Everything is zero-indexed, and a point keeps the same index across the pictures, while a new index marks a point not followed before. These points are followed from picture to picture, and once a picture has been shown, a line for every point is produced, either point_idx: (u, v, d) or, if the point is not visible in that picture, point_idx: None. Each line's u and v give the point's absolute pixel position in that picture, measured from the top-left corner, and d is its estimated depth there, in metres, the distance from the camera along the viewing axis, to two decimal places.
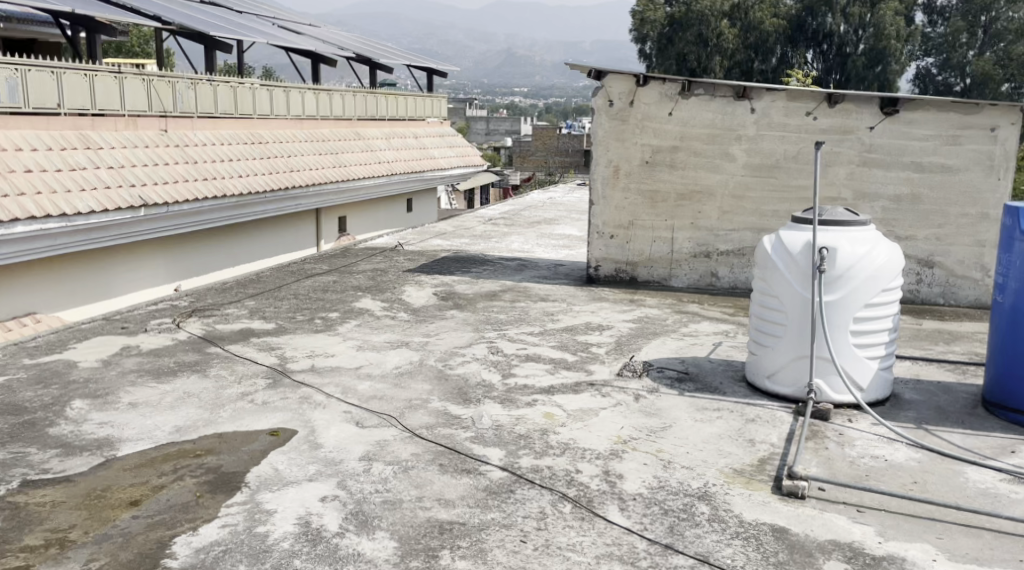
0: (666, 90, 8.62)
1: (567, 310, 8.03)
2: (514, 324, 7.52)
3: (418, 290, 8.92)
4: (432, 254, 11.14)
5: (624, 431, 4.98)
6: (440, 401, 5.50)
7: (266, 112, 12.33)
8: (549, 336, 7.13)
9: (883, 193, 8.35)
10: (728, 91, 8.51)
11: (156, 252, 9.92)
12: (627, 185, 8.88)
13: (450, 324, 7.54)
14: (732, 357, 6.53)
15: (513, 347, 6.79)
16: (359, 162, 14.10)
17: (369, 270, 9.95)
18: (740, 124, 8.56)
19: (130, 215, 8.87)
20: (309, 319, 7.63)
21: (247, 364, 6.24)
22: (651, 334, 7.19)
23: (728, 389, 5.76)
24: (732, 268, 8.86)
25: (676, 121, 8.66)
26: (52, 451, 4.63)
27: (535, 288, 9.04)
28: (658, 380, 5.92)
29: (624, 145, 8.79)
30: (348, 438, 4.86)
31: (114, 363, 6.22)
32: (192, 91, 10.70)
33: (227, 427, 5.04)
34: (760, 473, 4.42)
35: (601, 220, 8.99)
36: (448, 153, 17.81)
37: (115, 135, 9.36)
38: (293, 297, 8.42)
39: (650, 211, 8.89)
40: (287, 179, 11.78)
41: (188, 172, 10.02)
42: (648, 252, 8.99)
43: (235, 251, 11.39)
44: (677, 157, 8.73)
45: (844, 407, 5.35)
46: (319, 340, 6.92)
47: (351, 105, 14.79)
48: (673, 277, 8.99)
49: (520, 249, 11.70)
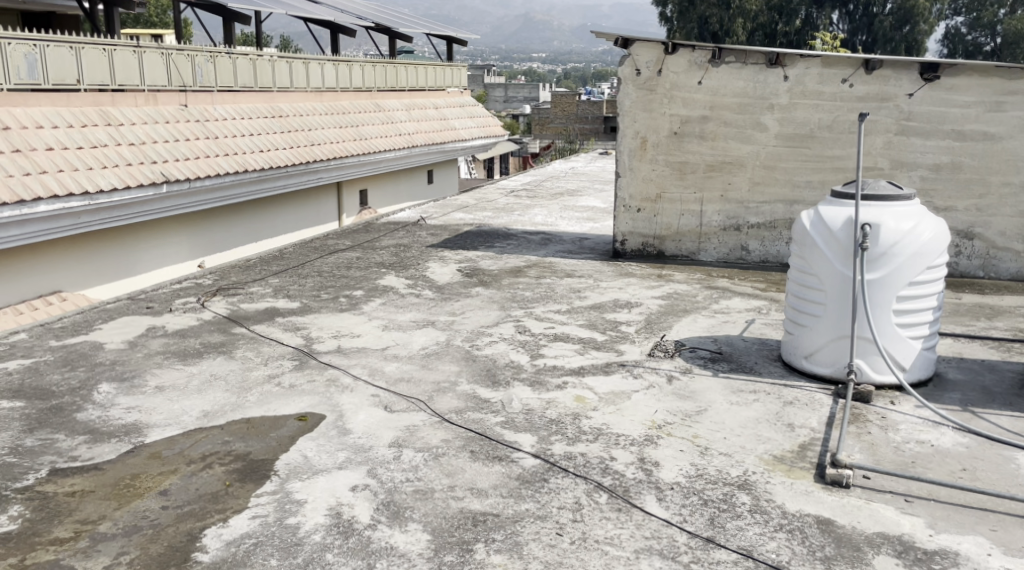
0: (696, 58, 8.36)
1: (594, 287, 7.88)
2: (541, 302, 7.39)
3: (442, 266, 8.80)
4: (455, 228, 11.01)
5: (658, 415, 4.86)
6: (469, 384, 5.40)
7: (286, 85, 12.15)
8: (577, 314, 7.00)
9: (922, 162, 8.07)
10: (760, 58, 8.24)
11: (179, 229, 9.86)
12: (655, 157, 8.68)
13: (476, 302, 7.42)
14: (766, 336, 6.37)
15: (541, 326, 6.67)
16: (380, 134, 13.92)
17: (392, 245, 9.84)
18: (773, 92, 8.29)
19: (152, 192, 8.77)
20: (333, 297, 7.54)
21: (273, 345, 6.17)
22: (681, 312, 7.04)
23: (763, 369, 5.62)
24: (763, 241, 8.65)
25: (706, 90, 8.41)
26: (80, 438, 4.57)
27: (562, 263, 8.90)
28: (691, 360, 5.78)
29: (651, 116, 8.57)
30: (377, 423, 4.77)
31: (140, 344, 6.16)
32: (211, 64, 10.55)
33: (254, 411, 4.96)
34: (801, 460, 4.29)
35: (627, 193, 8.83)
36: (469, 124, 17.55)
37: (136, 110, 9.24)
38: (317, 275, 8.33)
39: (679, 183, 8.70)
40: (308, 153, 11.63)
41: (209, 148, 9.87)
42: (676, 225, 8.82)
43: (258, 226, 11.31)
44: (706, 127, 8.49)
45: (885, 388, 5.19)
46: (344, 320, 6.84)
47: (371, 76, 14.57)
48: (702, 250, 8.82)
49: (544, 222, 11.52)
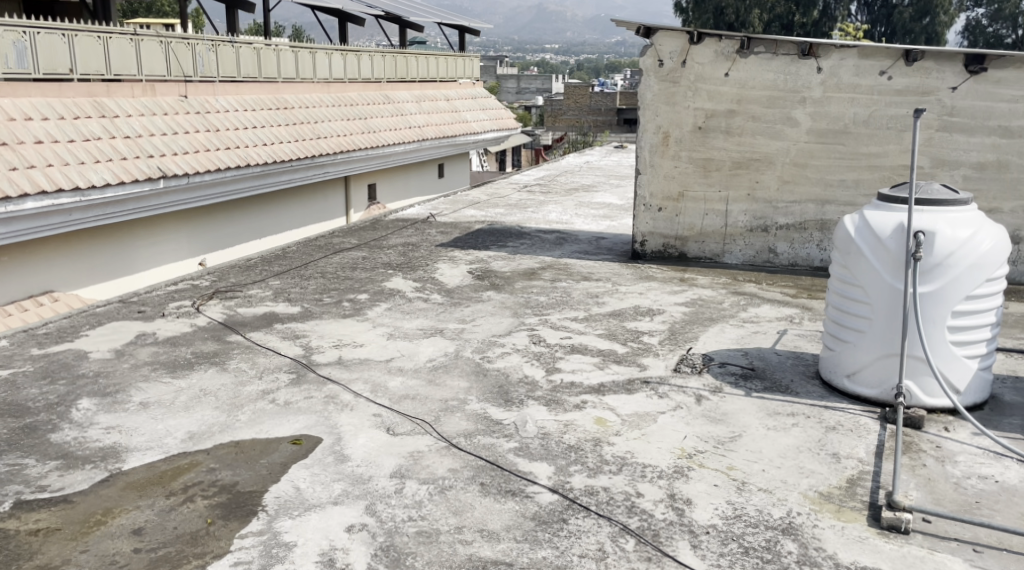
0: (722, 48, 7.88)
1: (613, 292, 7.42)
2: (556, 309, 6.94)
3: (452, 267, 8.36)
4: (466, 226, 10.55)
5: (688, 442, 4.41)
6: (480, 403, 4.96)
7: (292, 75, 11.70)
8: (595, 323, 6.54)
9: (965, 161, 7.56)
10: (791, 49, 7.74)
11: (179, 226, 9.46)
12: (678, 153, 8.20)
13: (488, 308, 6.97)
14: (800, 350, 5.90)
15: (557, 336, 6.22)
16: (389, 127, 13.47)
17: (400, 244, 9.41)
18: (805, 85, 7.79)
19: (148, 187, 8.35)
20: (336, 301, 7.12)
21: (269, 356, 5.74)
22: (707, 321, 6.57)
23: (801, 389, 5.16)
24: (792, 244, 8.16)
25: (733, 83, 7.93)
26: (51, 464, 4.15)
27: (578, 265, 8.43)
28: (720, 377, 5.31)
29: (674, 109, 8.09)
30: (378, 448, 4.34)
31: (127, 354, 5.74)
32: (213, 53, 10.11)
33: (244, 433, 4.53)
34: (851, 499, 3.84)
35: (648, 191, 8.36)
36: (481, 116, 17.06)
37: (132, 101, 8.81)
38: (320, 276, 7.91)
39: (703, 181, 8.22)
40: (314, 146, 11.19)
41: (210, 141, 9.44)
42: (699, 225, 8.35)
43: (262, 222, 10.89)
44: (733, 122, 8.00)
45: (938, 413, 4.73)
46: (347, 327, 6.41)
47: (380, 66, 14.11)
48: (727, 252, 8.35)
49: (558, 220, 11.06)
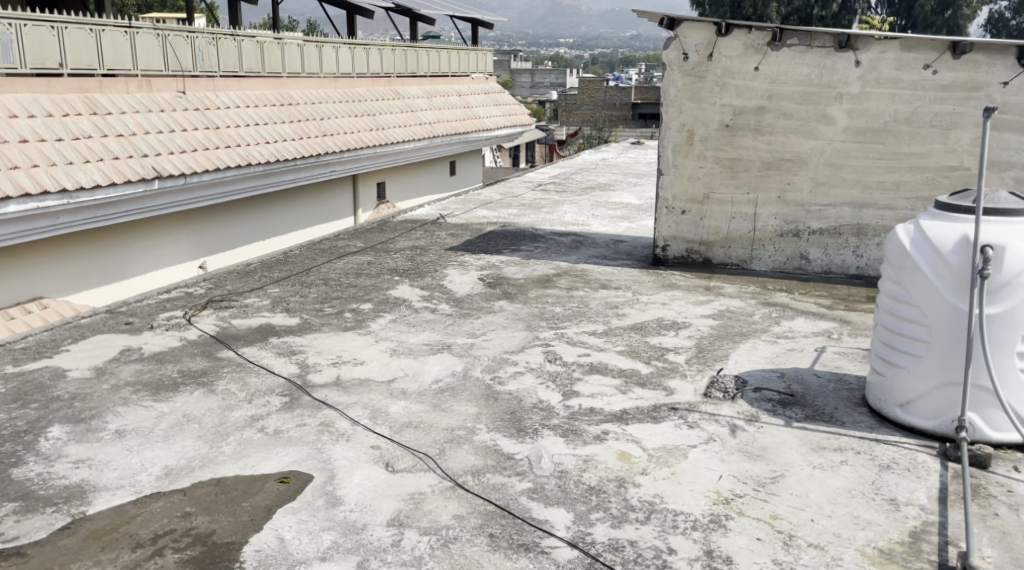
0: (752, 40, 7.35)
1: (634, 302, 6.92)
2: (573, 321, 6.45)
3: (461, 274, 7.88)
4: (477, 227, 10.08)
5: (724, 483, 3.91)
6: (489, 432, 4.47)
7: (297, 70, 11.23)
8: (615, 338, 6.04)
9: (1016, 162, 7.01)
10: (827, 41, 7.19)
11: (177, 228, 9.03)
12: (703, 153, 7.69)
13: (499, 320, 6.50)
14: (842, 371, 5.38)
15: (574, 353, 5.73)
16: (399, 123, 12.98)
17: (407, 247, 8.95)
18: (842, 80, 7.25)
19: (142, 188, 7.90)
20: (337, 312, 6.66)
21: (262, 375, 5.28)
22: (737, 336, 6.05)
23: (847, 418, 4.65)
24: (825, 250, 7.63)
25: (764, 78, 7.40)
26: (8, 507, 3.70)
27: (596, 272, 7.93)
28: (756, 404, 4.81)
29: (700, 106, 7.58)
30: (375, 489, 3.87)
31: (108, 372, 5.29)
32: (214, 47, 9.65)
33: (227, 469, 4.06)
34: (916, 559, 3.35)
35: (671, 193, 7.86)
36: (494, 112, 16.54)
37: (127, 97, 8.35)
38: (322, 283, 7.45)
39: (730, 183, 7.71)
40: (320, 144, 10.72)
41: (209, 139, 8.99)
42: (725, 230, 7.84)
43: (266, 224, 10.45)
44: (763, 120, 7.48)
45: (1004, 448, 4.24)
46: (347, 341, 5.95)
47: (390, 60, 13.61)
48: (755, 259, 7.84)
49: (573, 221, 10.56)
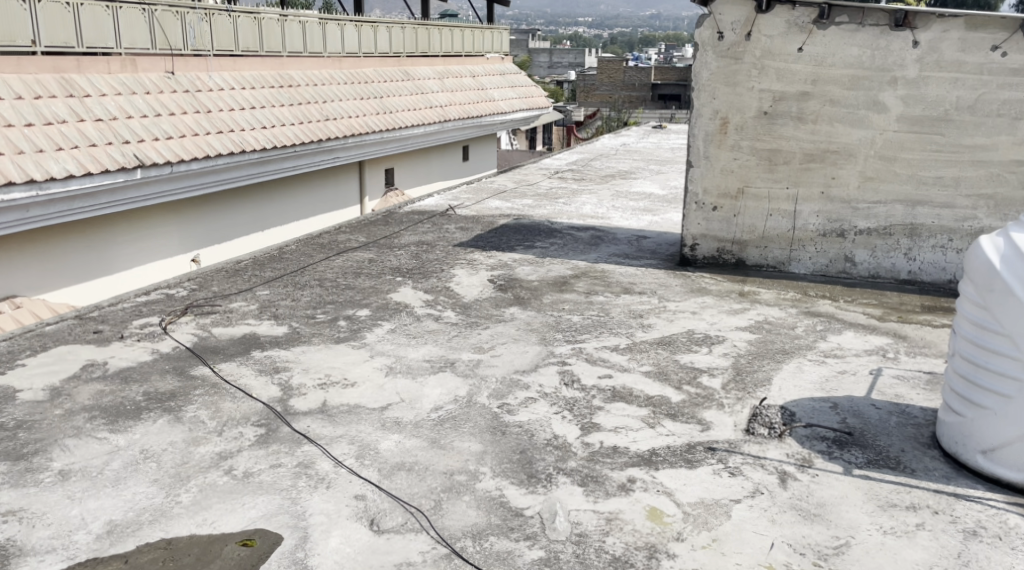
0: (796, 17, 6.65)
1: (661, 311, 6.22)
2: (593, 333, 5.76)
3: (470, 275, 7.20)
4: (489, 220, 9.40)
5: (776, 555, 3.24)
6: (495, 478, 3.81)
7: (299, 49, 10.51)
8: (640, 355, 5.35)
9: None
10: (882, 18, 6.47)
11: (166, 219, 8.40)
12: (737, 143, 6.99)
13: (510, 331, 5.82)
14: (904, 401, 4.66)
15: (594, 374, 5.05)
16: (408, 107, 12.25)
17: (413, 243, 8.28)
18: (896, 62, 6.50)
19: (122, 178, 7.24)
20: (331, 320, 6.00)
21: (238, 398, 4.63)
22: (779, 354, 5.34)
23: (917, 464, 3.95)
24: (873, 252, 6.89)
25: (808, 59, 6.68)
26: None
27: (617, 274, 7.22)
28: (809, 444, 4.11)
29: (735, 91, 6.89)
30: (357, 557, 3.23)
31: (64, 393, 4.65)
32: (207, 24, 8.95)
33: (181, 525, 3.42)
34: None
35: (701, 186, 7.17)
36: (510, 94, 15.76)
37: (107, 78, 7.67)
38: (318, 285, 6.80)
39: (767, 176, 7.00)
40: (321, 129, 10.03)
41: (199, 123, 8.32)
42: (761, 228, 7.14)
43: (263, 214, 9.80)
44: (806, 107, 6.76)
45: None
46: (339, 356, 5.30)
47: (399, 39, 12.87)
48: (794, 260, 7.12)
49: (592, 213, 9.85)
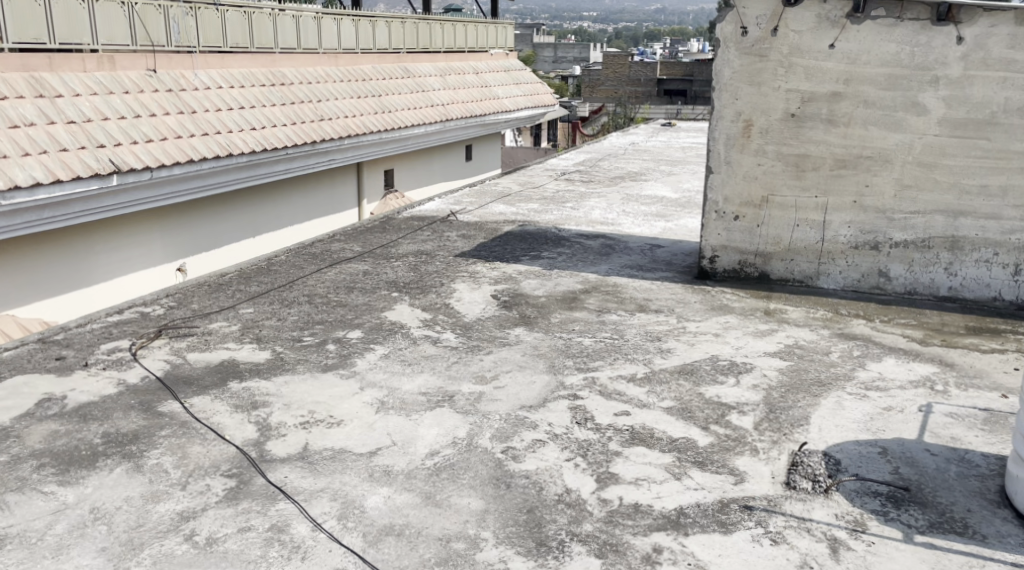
0: (828, 11, 6.10)
1: (681, 333, 5.68)
2: (607, 360, 5.21)
3: (472, 290, 6.66)
4: (493, 226, 8.85)
5: None
6: (498, 547, 3.28)
7: (292, 45, 9.97)
8: (661, 387, 4.80)
9: None
10: (922, 12, 5.91)
11: (147, 226, 7.87)
12: (761, 148, 6.47)
13: (515, 357, 5.28)
14: (962, 446, 4.10)
15: (610, 409, 4.51)
16: (408, 105, 11.70)
17: (411, 253, 7.74)
18: (938, 60, 5.94)
19: (96, 185, 6.71)
20: (319, 343, 5.47)
21: (209, 441, 4.10)
22: (815, 387, 4.79)
23: (988, 529, 3.40)
24: (910, 266, 6.33)
25: (840, 57, 6.13)
26: None
27: (631, 289, 6.68)
28: (861, 503, 3.56)
29: (760, 91, 6.36)
30: None
31: (12, 436, 4.13)
32: (192, 18, 8.42)
33: None
34: None
35: (722, 194, 6.65)
36: (514, 92, 15.20)
37: (82, 77, 7.14)
38: (307, 301, 6.27)
39: (794, 184, 6.46)
40: (315, 130, 9.50)
41: (183, 125, 7.79)
42: (787, 239, 6.60)
43: (254, 220, 9.26)
44: (837, 109, 6.22)
45: None
46: (325, 388, 4.76)
47: (399, 35, 12.31)
48: (823, 274, 6.58)
49: (602, 219, 9.30)
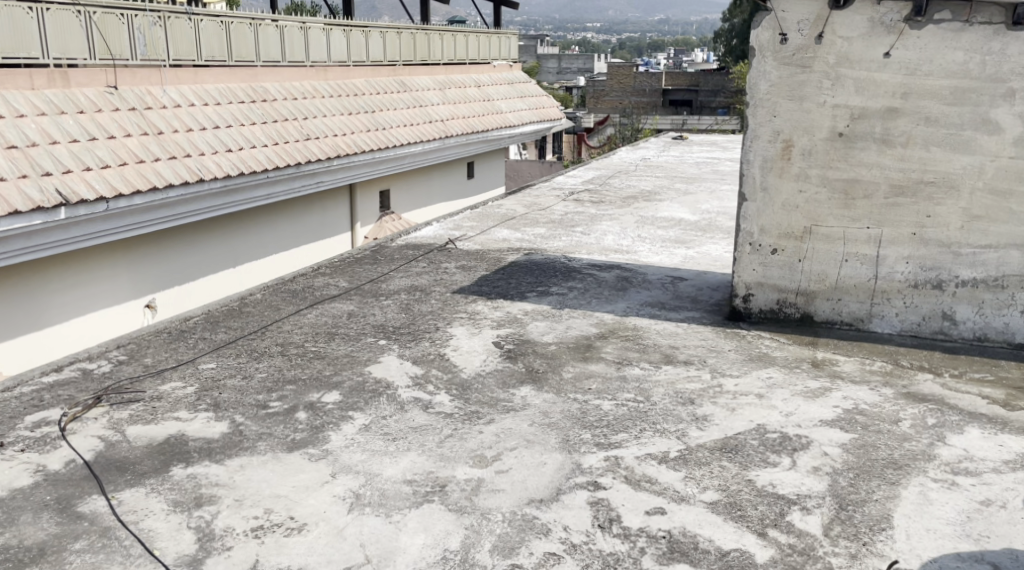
0: (882, 14, 5.23)
1: (717, 394, 4.78)
2: (632, 432, 4.32)
3: (471, 335, 5.79)
4: (496, 255, 7.99)
5: None
6: None
7: (275, 58, 9.15)
8: (700, 471, 3.91)
9: None
10: (996, 14, 5.02)
11: (109, 260, 7.03)
12: (803, 171, 5.61)
13: (521, 427, 4.40)
14: None
15: (641, 505, 3.62)
16: (404, 121, 10.87)
17: (403, 289, 6.87)
18: (1015, 71, 5.06)
19: (40, 219, 5.87)
20: (288, 410, 4.59)
21: (130, 560, 3.22)
22: (891, 470, 3.90)
23: None
24: (980, 308, 5.44)
25: (897, 67, 5.26)
26: None
27: (654, 334, 5.80)
28: None
29: (800, 107, 5.51)
30: None
31: None
32: (161, 28, 7.66)
33: None
34: None
35: (758, 224, 5.79)
36: (519, 105, 14.35)
37: (29, 95, 6.33)
38: (279, 354, 5.39)
39: (842, 214, 5.59)
40: (299, 151, 8.66)
41: (146, 148, 6.96)
42: (834, 276, 5.72)
43: (232, 248, 8.42)
44: (893, 127, 5.35)
45: None
46: (289, 474, 3.89)
47: (394, 45, 11.49)
48: (877, 317, 5.69)
49: (615, 245, 8.43)
